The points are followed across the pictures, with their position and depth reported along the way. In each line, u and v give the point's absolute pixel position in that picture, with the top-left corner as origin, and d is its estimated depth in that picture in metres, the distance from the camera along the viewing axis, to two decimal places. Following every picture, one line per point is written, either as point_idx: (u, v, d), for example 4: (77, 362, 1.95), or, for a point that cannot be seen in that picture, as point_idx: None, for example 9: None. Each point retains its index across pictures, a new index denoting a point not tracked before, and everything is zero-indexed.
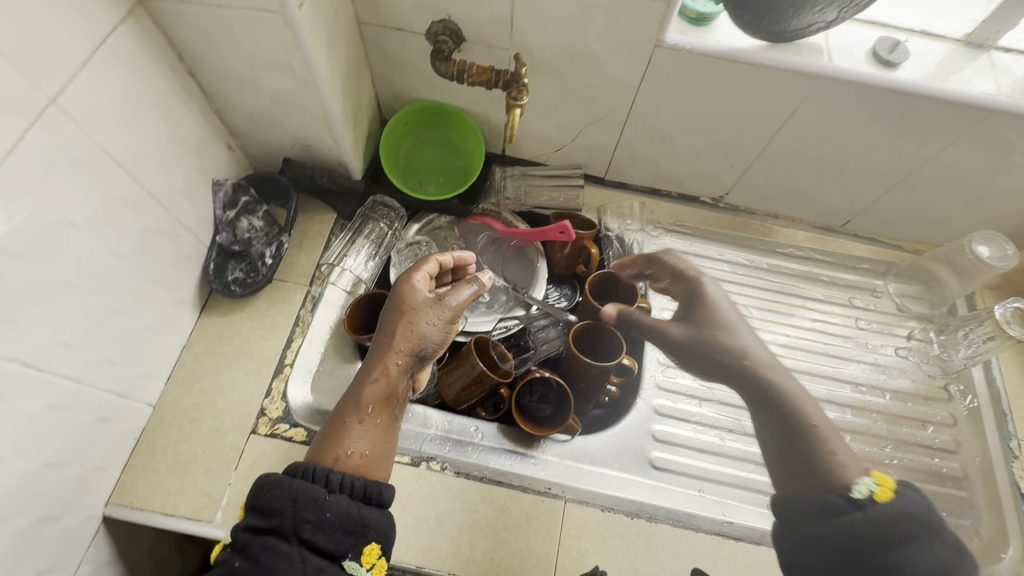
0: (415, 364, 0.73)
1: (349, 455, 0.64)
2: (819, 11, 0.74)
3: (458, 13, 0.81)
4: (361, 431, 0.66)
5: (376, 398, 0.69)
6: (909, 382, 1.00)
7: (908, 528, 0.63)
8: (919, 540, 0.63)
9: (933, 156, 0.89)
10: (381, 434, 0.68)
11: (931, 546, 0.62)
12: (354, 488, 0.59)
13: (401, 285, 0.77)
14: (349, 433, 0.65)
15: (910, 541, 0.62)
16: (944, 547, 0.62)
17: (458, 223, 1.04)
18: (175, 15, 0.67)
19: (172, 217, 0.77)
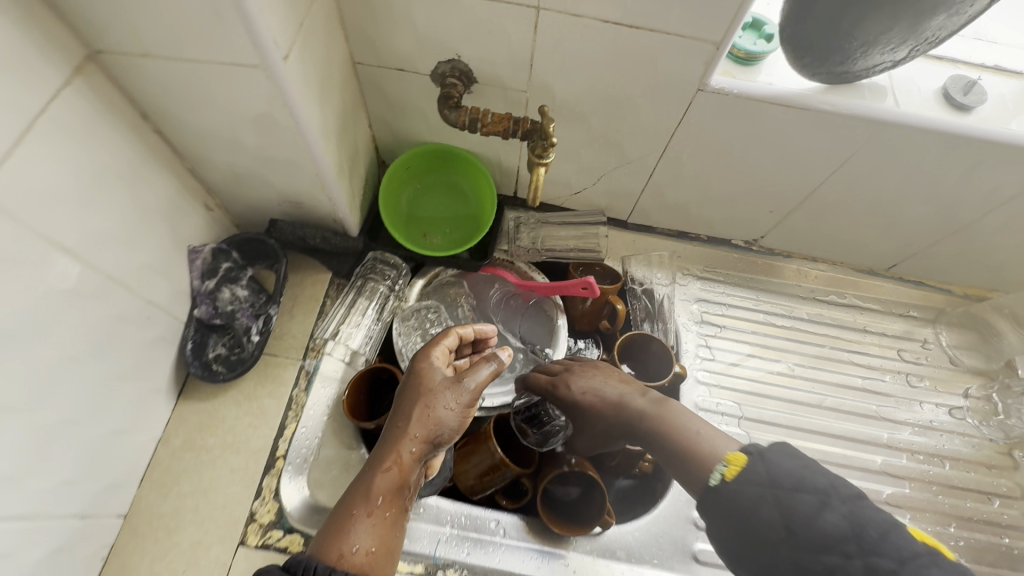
0: (432, 450, 0.62)
1: (352, 555, 0.53)
2: (889, 50, 0.64)
3: (469, 53, 0.70)
4: (367, 526, 0.55)
5: (386, 488, 0.57)
6: (969, 448, 0.90)
7: (760, 494, 0.53)
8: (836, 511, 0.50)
9: (1002, 205, 0.80)
10: (389, 530, 0.56)
11: (787, 503, 0.51)
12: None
13: (418, 358, 0.67)
14: (354, 529, 0.54)
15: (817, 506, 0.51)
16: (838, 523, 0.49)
17: (465, 277, 0.93)
18: (132, 69, 0.56)
19: (139, 300, 0.66)
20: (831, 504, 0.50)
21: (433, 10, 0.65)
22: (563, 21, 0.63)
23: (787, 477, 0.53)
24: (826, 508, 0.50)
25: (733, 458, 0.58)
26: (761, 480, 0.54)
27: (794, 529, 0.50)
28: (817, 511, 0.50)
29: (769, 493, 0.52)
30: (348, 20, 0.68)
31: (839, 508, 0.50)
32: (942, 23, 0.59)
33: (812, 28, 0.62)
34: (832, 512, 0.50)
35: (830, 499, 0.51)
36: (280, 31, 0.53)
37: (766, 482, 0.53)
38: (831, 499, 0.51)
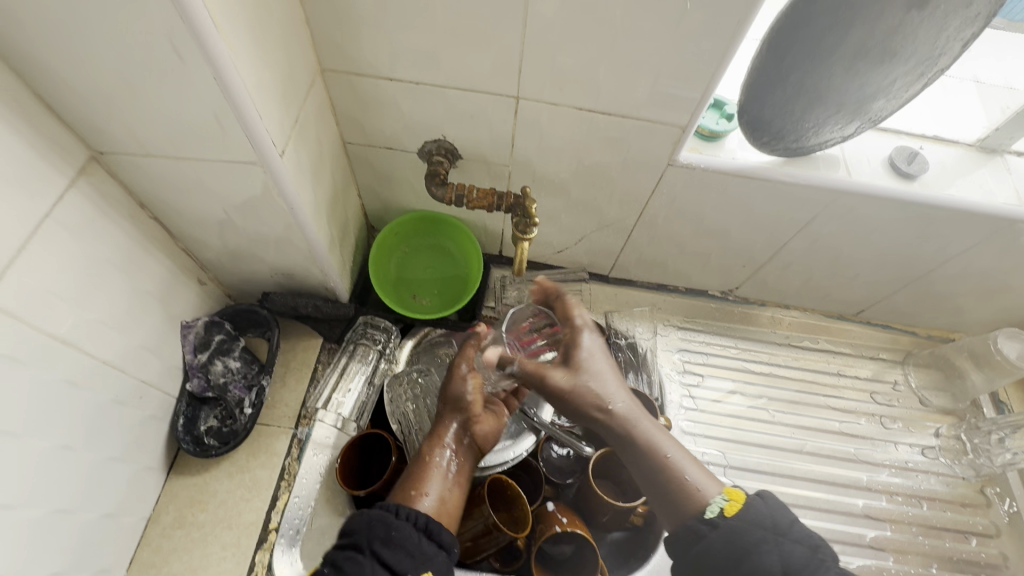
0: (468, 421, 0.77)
1: (421, 499, 0.67)
2: (838, 130, 0.69)
3: (454, 134, 0.75)
4: (430, 479, 0.69)
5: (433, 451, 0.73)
6: (945, 487, 0.94)
7: (763, 538, 0.56)
8: (772, 548, 0.55)
9: (952, 257, 0.86)
10: (448, 483, 0.71)
11: (787, 552, 0.55)
12: (419, 519, 0.59)
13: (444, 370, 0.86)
14: (421, 482, 0.69)
15: (763, 551, 0.55)
16: (797, 549, 0.55)
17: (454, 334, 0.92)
18: (133, 167, 0.59)
19: (133, 380, 0.67)
20: (821, 558, 0.54)
21: (420, 99, 0.70)
22: (540, 108, 0.69)
23: (793, 519, 0.58)
24: (818, 561, 0.54)
25: (732, 493, 0.61)
26: (766, 526, 0.57)
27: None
28: (809, 563, 0.54)
29: (771, 537, 0.56)
30: (339, 106, 0.72)
31: (831, 566, 0.54)
32: (883, 105, 0.65)
33: (766, 116, 0.68)
34: (827, 569, 0.53)
35: (822, 554, 0.55)
36: (276, 131, 0.57)
37: (769, 526, 0.57)
38: (823, 556, 0.55)
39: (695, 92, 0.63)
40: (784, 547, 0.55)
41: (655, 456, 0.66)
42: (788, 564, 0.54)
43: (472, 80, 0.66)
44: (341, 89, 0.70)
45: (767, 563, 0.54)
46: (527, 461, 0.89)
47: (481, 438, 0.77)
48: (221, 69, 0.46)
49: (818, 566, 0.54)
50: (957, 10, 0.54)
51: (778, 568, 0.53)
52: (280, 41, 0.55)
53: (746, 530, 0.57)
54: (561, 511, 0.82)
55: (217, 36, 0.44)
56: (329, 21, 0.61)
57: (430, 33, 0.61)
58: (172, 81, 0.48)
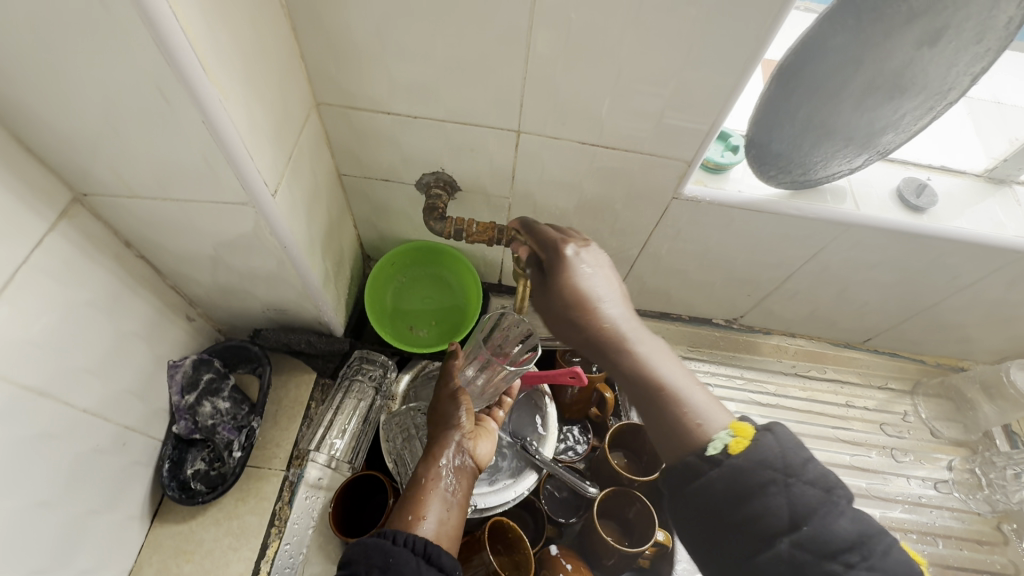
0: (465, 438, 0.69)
1: (419, 525, 0.59)
2: (846, 163, 0.68)
3: (453, 167, 0.73)
4: (429, 502, 0.62)
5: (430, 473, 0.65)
6: (960, 524, 0.91)
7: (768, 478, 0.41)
8: (780, 490, 0.41)
9: (962, 288, 0.84)
10: (449, 504, 0.63)
11: (798, 493, 0.41)
12: (417, 544, 0.53)
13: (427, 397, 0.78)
14: (419, 506, 0.61)
15: (769, 495, 0.41)
16: (812, 491, 0.41)
17: None
18: (118, 207, 0.56)
19: (115, 427, 0.64)
20: (838, 508, 0.40)
21: (418, 132, 0.68)
22: (542, 142, 0.67)
23: (808, 456, 0.43)
24: (835, 512, 0.40)
25: (737, 427, 0.45)
26: (772, 460, 0.42)
27: (799, 525, 0.40)
28: (827, 517, 0.40)
29: (780, 477, 0.41)
30: (334, 139, 0.70)
31: (847, 512, 0.40)
32: (892, 139, 0.63)
33: (774, 149, 0.66)
34: (841, 517, 0.40)
35: (838, 494, 0.41)
36: (269, 170, 0.55)
37: (778, 464, 0.42)
38: (840, 499, 0.41)
39: (700, 127, 0.62)
40: (795, 488, 0.41)
41: (649, 380, 0.52)
42: (796, 510, 0.40)
43: (471, 114, 0.64)
44: (336, 121, 0.68)
45: (773, 508, 0.41)
46: (529, 500, 0.86)
47: (480, 457, 0.70)
48: (207, 111, 0.44)
49: (833, 506, 0.40)
50: (968, 46, 0.52)
51: (784, 524, 0.40)
52: (273, 78, 0.54)
53: (747, 464, 0.42)
54: (566, 555, 0.78)
55: (203, 79, 0.42)
56: (325, 56, 0.59)
57: (428, 68, 0.59)
58: (157, 123, 0.45)
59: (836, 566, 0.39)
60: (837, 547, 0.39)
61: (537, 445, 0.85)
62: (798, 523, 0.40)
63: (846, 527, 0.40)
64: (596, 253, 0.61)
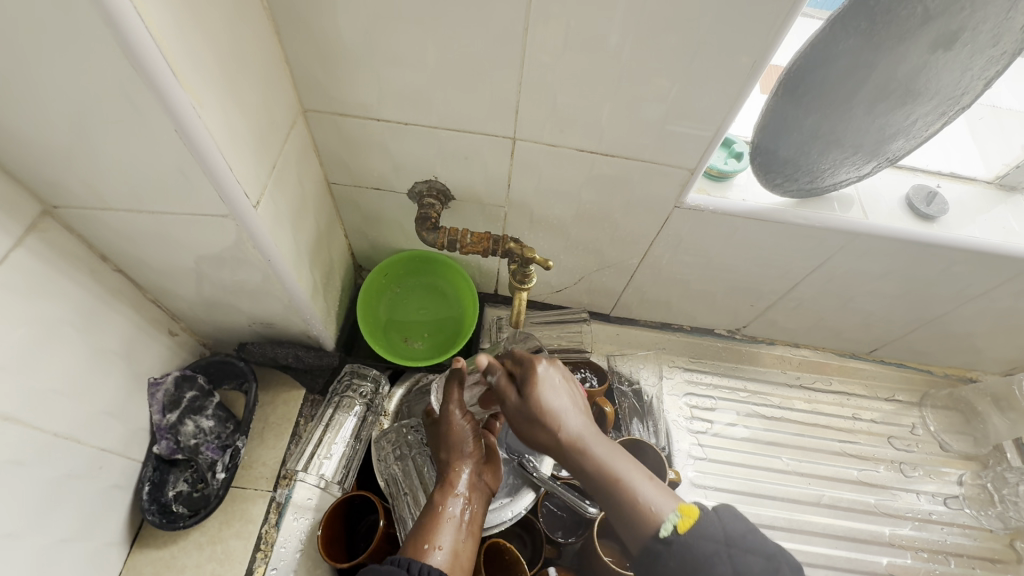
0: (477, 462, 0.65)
1: (433, 555, 0.55)
2: (854, 170, 0.65)
3: (446, 175, 0.70)
4: (442, 530, 0.58)
5: (442, 498, 0.61)
6: (972, 542, 0.88)
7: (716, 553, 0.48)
8: (724, 560, 0.48)
9: (973, 298, 0.82)
10: (462, 532, 0.59)
11: (741, 563, 0.48)
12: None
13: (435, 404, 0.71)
14: (432, 533, 0.57)
15: (715, 567, 0.48)
16: (751, 558, 0.48)
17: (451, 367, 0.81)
18: (91, 220, 0.53)
19: (90, 450, 0.61)
20: (779, 572, 0.48)
21: (409, 139, 0.65)
22: (538, 149, 0.64)
23: (745, 530, 0.51)
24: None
25: (685, 508, 0.52)
26: (716, 537, 0.50)
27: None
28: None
29: (724, 550, 0.49)
30: (322, 146, 0.68)
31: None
32: (902, 145, 0.61)
33: (779, 157, 0.63)
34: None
35: (778, 560, 0.49)
36: (251, 182, 0.52)
37: (721, 539, 0.50)
38: (780, 565, 0.48)
39: (704, 134, 0.59)
40: (737, 558, 0.48)
41: (619, 495, 0.54)
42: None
43: (464, 120, 0.62)
44: (324, 128, 0.65)
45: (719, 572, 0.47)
46: (526, 518, 0.83)
47: (491, 481, 0.66)
48: (183, 120, 0.41)
49: (772, 567, 0.48)
50: (984, 49, 0.50)
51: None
52: (255, 84, 0.51)
53: (695, 545, 0.49)
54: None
55: (179, 87, 0.40)
56: (310, 60, 0.56)
57: (418, 72, 0.56)
58: (129, 134, 0.43)
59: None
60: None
61: (535, 462, 0.80)
62: None
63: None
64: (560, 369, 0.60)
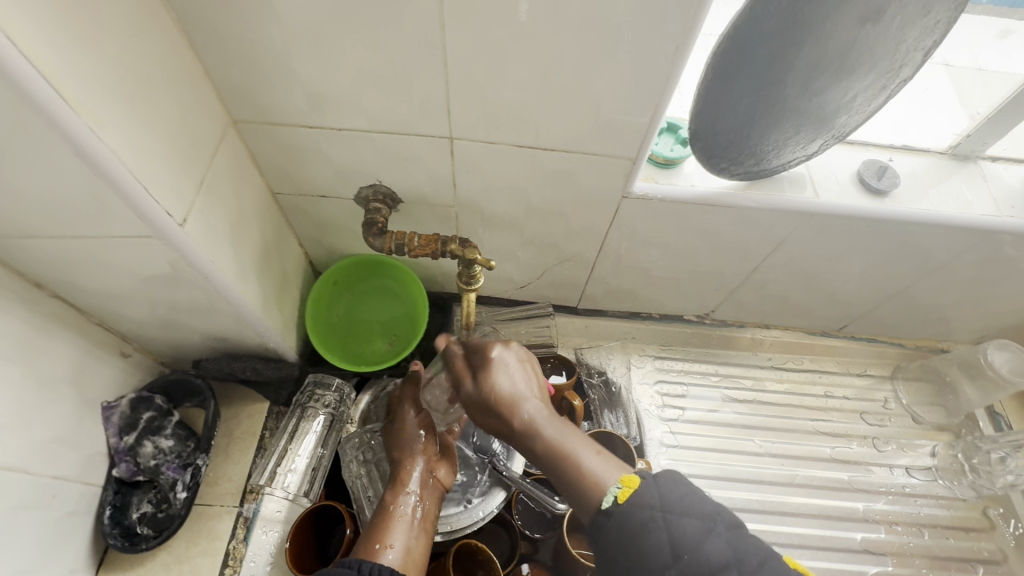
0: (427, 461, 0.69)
1: (384, 553, 0.59)
2: (801, 149, 0.64)
3: (390, 178, 0.69)
4: (394, 528, 0.61)
5: (393, 496, 0.65)
6: (947, 512, 0.89)
7: (649, 519, 0.47)
8: (659, 525, 0.47)
9: (934, 270, 0.82)
10: (414, 530, 0.62)
11: (675, 527, 0.47)
12: (384, 573, 0.51)
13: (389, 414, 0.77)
14: (383, 533, 0.61)
15: (649, 533, 0.47)
16: (685, 521, 0.47)
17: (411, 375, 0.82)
18: (15, 249, 0.52)
19: (40, 479, 0.60)
20: (714, 532, 0.46)
21: (345, 145, 0.64)
22: (478, 148, 0.63)
23: (683, 492, 0.49)
24: (711, 536, 0.46)
25: (626, 479, 0.51)
26: (651, 504, 0.48)
27: (679, 555, 0.46)
28: (701, 538, 0.46)
29: (658, 515, 0.47)
30: (260, 156, 0.66)
31: (722, 535, 0.46)
32: (846, 120, 0.60)
33: (721, 141, 0.62)
34: (716, 538, 0.46)
35: (716, 519, 0.47)
36: (173, 200, 0.51)
37: (655, 505, 0.48)
38: (717, 525, 0.47)
39: (640, 121, 0.58)
40: (671, 522, 0.47)
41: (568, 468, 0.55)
42: (676, 542, 0.46)
43: (398, 122, 0.61)
44: (259, 139, 0.64)
45: (654, 544, 0.47)
46: (500, 516, 0.82)
47: (444, 480, 0.69)
48: (79, 140, 0.40)
49: (710, 529, 0.46)
50: (916, 17, 0.49)
51: (668, 557, 0.46)
52: (169, 98, 0.50)
53: (630, 513, 0.49)
54: (535, 573, 0.77)
55: (65, 105, 0.39)
56: (231, 70, 0.55)
57: (343, 76, 0.55)
58: (28, 158, 0.42)
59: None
60: (715, 568, 0.45)
61: (505, 460, 0.79)
62: (678, 552, 0.46)
63: (721, 548, 0.45)
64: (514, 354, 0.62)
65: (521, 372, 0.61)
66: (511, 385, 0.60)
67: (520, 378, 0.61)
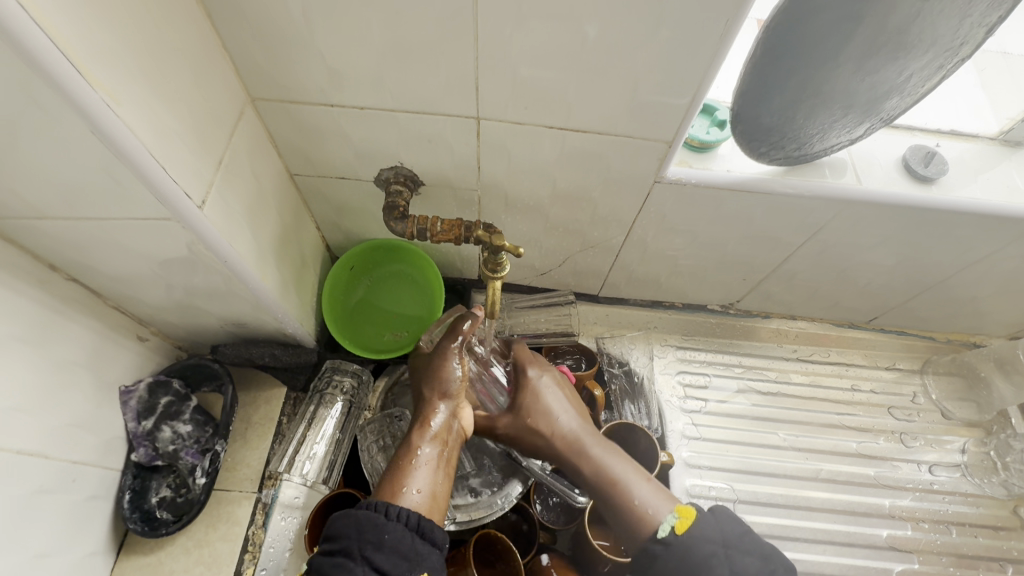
0: (454, 402, 0.64)
1: (410, 497, 0.54)
2: (846, 132, 0.61)
3: (412, 160, 0.66)
4: (417, 473, 0.57)
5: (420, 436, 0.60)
6: (976, 510, 0.87)
7: (715, 553, 0.53)
8: (723, 560, 0.53)
9: (975, 263, 0.78)
10: (439, 474, 0.58)
11: (737, 563, 0.53)
12: (411, 518, 0.49)
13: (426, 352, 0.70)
14: (406, 476, 0.56)
15: (715, 566, 0.53)
16: (749, 558, 0.53)
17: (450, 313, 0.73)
18: (31, 231, 0.51)
19: (60, 463, 0.60)
20: (774, 573, 0.53)
21: (367, 125, 0.61)
22: (505, 129, 0.60)
23: (742, 531, 0.56)
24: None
25: (682, 509, 0.56)
26: (714, 539, 0.54)
27: None
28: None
29: (721, 551, 0.53)
30: (279, 136, 0.64)
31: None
32: (897, 103, 0.57)
33: (763, 124, 0.59)
34: None
35: (773, 562, 0.53)
36: (192, 181, 0.49)
37: (718, 540, 0.54)
38: (775, 566, 0.53)
39: (679, 103, 0.55)
40: (735, 558, 0.53)
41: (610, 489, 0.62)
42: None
43: (422, 101, 0.58)
44: (278, 117, 0.61)
45: None
46: (520, 506, 0.79)
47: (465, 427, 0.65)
48: (93, 115, 0.38)
49: (770, 571, 0.53)
50: None
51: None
52: (188, 72, 0.47)
53: (693, 546, 0.54)
54: (555, 564, 0.75)
55: (80, 76, 0.36)
56: (250, 45, 0.52)
57: (367, 51, 0.52)
58: (42, 135, 0.40)
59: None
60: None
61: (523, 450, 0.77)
62: None
63: None
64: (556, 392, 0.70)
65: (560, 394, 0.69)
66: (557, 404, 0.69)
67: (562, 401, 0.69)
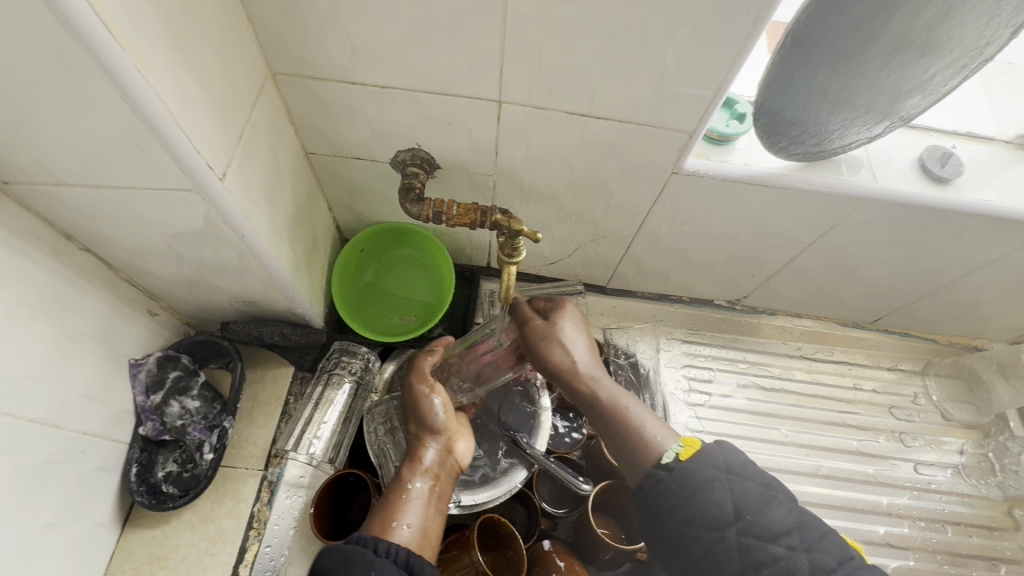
0: (444, 441, 0.65)
1: (401, 532, 0.54)
2: (865, 129, 0.60)
3: (430, 142, 0.66)
4: (410, 508, 0.57)
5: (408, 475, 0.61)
6: (971, 510, 0.88)
7: (715, 477, 0.47)
8: (722, 484, 0.47)
9: (983, 267, 0.79)
10: (431, 509, 0.58)
11: (738, 488, 0.47)
12: (400, 555, 0.47)
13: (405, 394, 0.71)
14: (398, 511, 0.56)
15: (714, 490, 0.47)
16: (752, 484, 0.47)
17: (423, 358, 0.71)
18: (46, 198, 0.51)
19: (69, 434, 0.60)
20: (777, 500, 0.46)
21: (387, 104, 0.61)
22: (526, 113, 0.60)
23: (746, 460, 0.49)
24: (774, 503, 0.46)
25: (687, 438, 0.51)
26: (716, 465, 0.48)
27: (742, 514, 0.45)
28: (765, 503, 0.46)
29: (723, 476, 0.47)
30: (297, 112, 0.63)
31: (784, 503, 0.46)
32: (918, 102, 0.56)
33: (785, 118, 0.59)
34: (778, 506, 0.46)
35: (776, 489, 0.47)
36: (213, 152, 0.48)
37: (720, 465, 0.48)
38: (777, 494, 0.47)
39: (702, 94, 0.55)
40: (735, 483, 0.47)
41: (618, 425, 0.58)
42: (739, 502, 0.46)
43: (445, 82, 0.57)
44: (297, 93, 0.61)
45: (719, 501, 0.46)
46: (521, 493, 0.80)
47: (459, 459, 0.66)
48: (121, 79, 0.38)
49: (772, 498, 0.46)
50: None
51: (730, 515, 0.45)
52: (211, 41, 0.47)
53: (697, 471, 0.48)
54: (557, 550, 0.75)
55: (110, 36, 0.36)
56: (275, 18, 0.52)
57: (392, 28, 0.52)
58: (66, 97, 0.39)
59: (777, 549, 0.44)
60: (776, 531, 0.45)
61: (529, 438, 0.77)
62: (742, 511, 0.45)
63: (783, 515, 0.46)
64: (574, 328, 0.63)
65: (580, 336, 0.63)
66: (574, 350, 0.62)
67: (580, 343, 0.63)
